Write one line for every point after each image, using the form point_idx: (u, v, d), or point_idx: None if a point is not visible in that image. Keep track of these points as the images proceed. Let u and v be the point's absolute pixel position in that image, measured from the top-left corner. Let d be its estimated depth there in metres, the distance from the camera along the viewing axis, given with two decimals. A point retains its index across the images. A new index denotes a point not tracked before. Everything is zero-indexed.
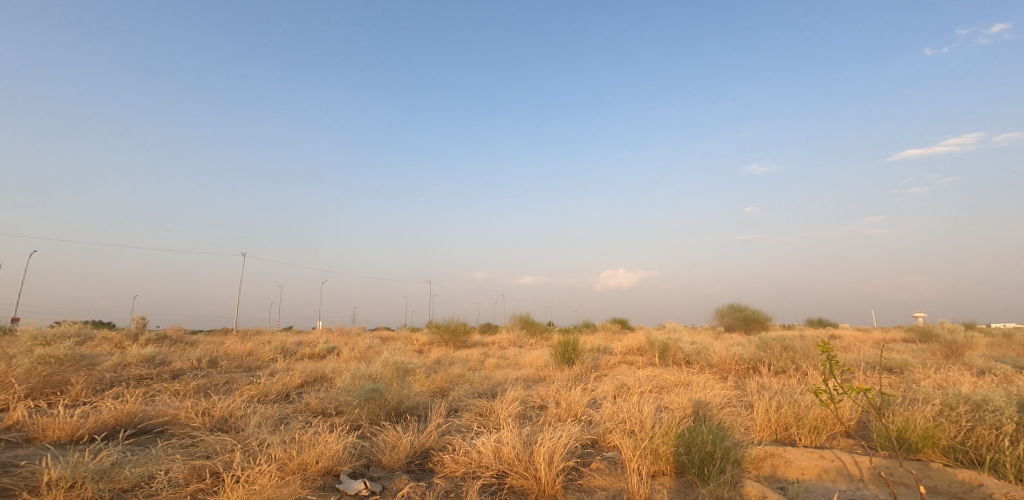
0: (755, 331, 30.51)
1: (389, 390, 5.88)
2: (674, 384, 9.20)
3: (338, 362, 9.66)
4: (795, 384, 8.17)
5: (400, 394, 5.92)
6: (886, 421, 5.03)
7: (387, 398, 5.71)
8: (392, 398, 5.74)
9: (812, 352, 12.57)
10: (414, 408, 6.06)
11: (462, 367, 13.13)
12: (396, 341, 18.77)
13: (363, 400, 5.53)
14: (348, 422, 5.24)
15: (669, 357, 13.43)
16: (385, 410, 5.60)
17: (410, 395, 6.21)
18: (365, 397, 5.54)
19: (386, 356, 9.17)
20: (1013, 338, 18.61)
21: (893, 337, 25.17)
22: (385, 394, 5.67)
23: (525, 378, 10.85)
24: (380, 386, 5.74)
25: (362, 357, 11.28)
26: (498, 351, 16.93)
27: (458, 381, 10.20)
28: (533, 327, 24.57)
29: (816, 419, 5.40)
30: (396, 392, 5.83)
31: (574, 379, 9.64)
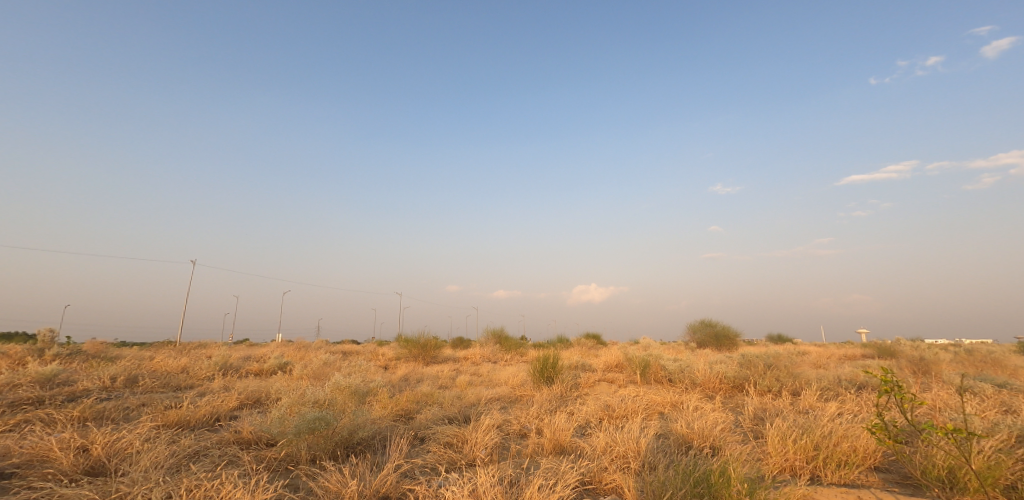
0: (727, 347, 30.31)
1: (338, 419, 4.89)
2: (660, 406, 8.48)
3: (287, 381, 8.57)
4: (792, 407, 7.56)
5: (353, 422, 4.95)
6: (935, 458, 4.39)
7: (336, 428, 4.74)
8: (341, 428, 4.78)
9: (795, 371, 12.14)
10: (371, 439, 5.11)
11: (431, 386, 12.15)
12: (361, 356, 17.57)
13: (304, 435, 4.52)
14: (277, 464, 4.31)
15: (650, 374, 12.72)
16: (331, 446, 4.62)
17: (365, 423, 5.23)
18: (305, 431, 4.52)
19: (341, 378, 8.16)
20: (976, 353, 18.89)
21: (860, 352, 25.37)
22: (332, 423, 4.69)
23: (499, 399, 9.94)
24: (326, 414, 4.73)
25: (317, 375, 10.16)
26: (469, 367, 15.94)
27: (425, 402, 9.23)
28: (505, 341, 23.65)
29: (843, 452, 4.71)
30: (347, 421, 4.86)
31: (552, 402, 8.81)
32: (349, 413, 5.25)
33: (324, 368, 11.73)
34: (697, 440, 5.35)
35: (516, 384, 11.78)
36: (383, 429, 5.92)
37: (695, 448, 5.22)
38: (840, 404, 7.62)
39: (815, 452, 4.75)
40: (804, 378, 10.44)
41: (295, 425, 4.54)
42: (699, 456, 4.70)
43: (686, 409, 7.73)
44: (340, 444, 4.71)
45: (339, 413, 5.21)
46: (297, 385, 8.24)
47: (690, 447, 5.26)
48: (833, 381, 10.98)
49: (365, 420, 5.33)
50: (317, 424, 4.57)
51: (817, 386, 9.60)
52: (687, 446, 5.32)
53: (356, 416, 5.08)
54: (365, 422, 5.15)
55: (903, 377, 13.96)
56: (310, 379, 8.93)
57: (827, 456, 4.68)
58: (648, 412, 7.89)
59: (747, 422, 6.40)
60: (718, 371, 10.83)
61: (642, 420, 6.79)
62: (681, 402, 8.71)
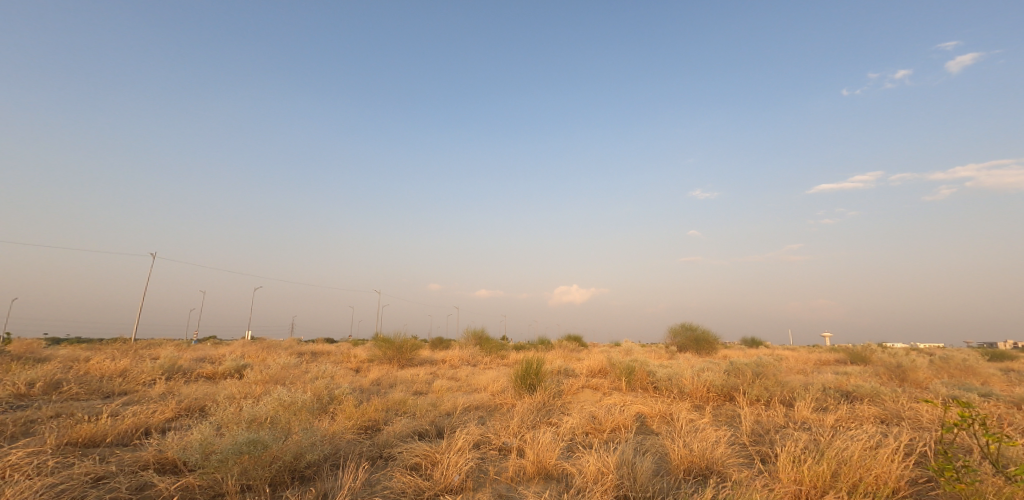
0: (707, 351, 30.07)
1: (277, 440, 4.19)
2: (648, 419, 7.89)
3: (240, 387, 7.76)
4: (789, 420, 7.04)
5: (299, 444, 4.23)
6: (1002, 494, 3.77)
7: (274, 451, 4.01)
8: (283, 452, 4.07)
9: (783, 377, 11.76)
10: (323, 462, 4.40)
11: (405, 391, 11.40)
12: (331, 357, 16.68)
13: (233, 461, 3.82)
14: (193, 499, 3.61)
15: (635, 381, 12.14)
16: (266, 472, 3.93)
17: (314, 440, 4.54)
18: (234, 458, 3.81)
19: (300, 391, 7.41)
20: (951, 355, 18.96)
21: (837, 356, 25.41)
22: (270, 446, 3.95)
23: (475, 408, 9.23)
24: (261, 435, 4.03)
25: (275, 380, 9.32)
26: (445, 370, 15.17)
27: (394, 411, 8.47)
28: (485, 343, 22.95)
29: (864, 482, 4.15)
30: (293, 444, 4.16)
31: (532, 413, 8.15)
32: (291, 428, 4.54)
33: (286, 371, 10.88)
34: (690, 464, 4.77)
35: (495, 391, 11.11)
36: (337, 449, 5.20)
37: (687, 480, 4.60)
38: (839, 416, 7.14)
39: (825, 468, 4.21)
40: (795, 387, 10.01)
41: (221, 447, 3.82)
42: (694, 494, 4.10)
43: (677, 423, 7.15)
44: (274, 478, 4.00)
45: (281, 428, 4.51)
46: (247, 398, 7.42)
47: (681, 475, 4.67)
48: (823, 389, 10.57)
49: (313, 436, 4.63)
50: (249, 448, 3.86)
51: (810, 394, 9.13)
52: (678, 471, 4.72)
53: (302, 433, 4.38)
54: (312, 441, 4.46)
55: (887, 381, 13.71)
56: (264, 387, 8.11)
57: (847, 484, 4.12)
58: (636, 427, 7.30)
59: (745, 438, 5.84)
60: (707, 377, 10.31)
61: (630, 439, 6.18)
62: (671, 414, 8.14)
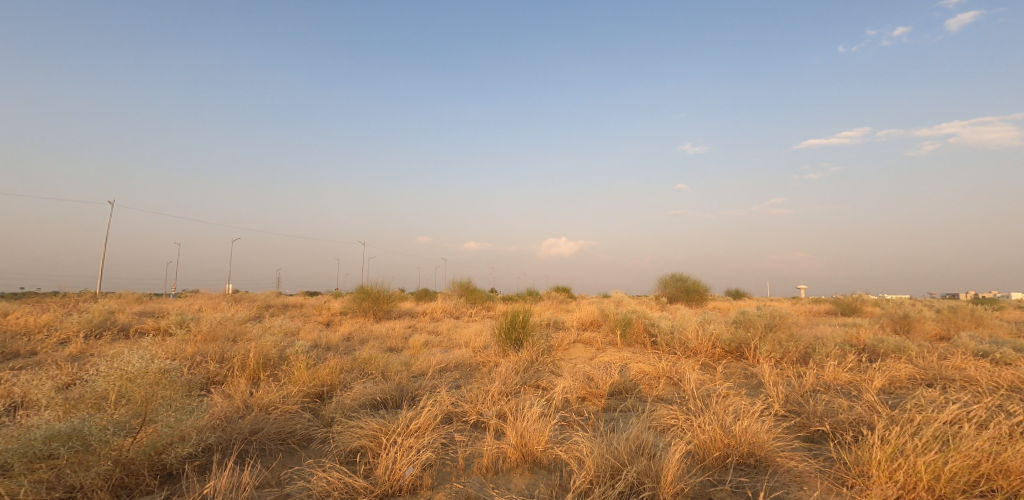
0: (696, 302, 29.45)
1: (123, 431, 3.20)
2: (651, 381, 6.78)
3: (168, 352, 6.50)
4: (820, 382, 5.93)
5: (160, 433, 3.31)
6: None
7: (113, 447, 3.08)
8: (131, 447, 3.17)
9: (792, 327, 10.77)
10: (203, 454, 3.54)
11: (376, 348, 10.26)
12: (303, 311, 15.45)
13: (35, 462, 2.81)
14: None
15: (631, 336, 11.07)
16: (107, 474, 3.02)
17: (186, 429, 3.43)
18: (24, 460, 2.77)
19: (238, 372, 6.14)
20: (952, 304, 18.22)
21: (828, 308, 24.83)
22: (103, 442, 3.00)
23: (452, 369, 8.08)
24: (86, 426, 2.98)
25: (221, 337, 8.05)
26: (424, 324, 14.01)
27: (357, 374, 7.27)
28: (471, 294, 21.85)
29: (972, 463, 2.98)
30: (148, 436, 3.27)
31: (517, 375, 6.99)
32: (159, 415, 3.38)
33: (240, 326, 9.64)
34: (712, 451, 3.62)
35: (476, 347, 9.96)
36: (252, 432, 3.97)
37: (712, 473, 3.45)
38: (877, 377, 6.05)
39: (903, 457, 3.05)
40: (811, 340, 8.98)
41: (6, 447, 2.80)
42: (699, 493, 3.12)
43: (689, 387, 6.01)
44: (125, 481, 3.10)
45: (140, 414, 3.38)
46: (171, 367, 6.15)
47: (704, 466, 3.51)
48: (838, 342, 9.57)
49: (191, 423, 3.51)
50: (46, 447, 2.82)
51: (830, 349, 8.09)
52: (699, 461, 3.57)
53: (166, 419, 3.38)
54: (174, 431, 3.36)
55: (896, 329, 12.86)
56: (197, 354, 6.82)
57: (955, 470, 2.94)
58: (639, 394, 6.17)
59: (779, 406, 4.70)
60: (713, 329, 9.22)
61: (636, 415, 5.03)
62: (677, 375, 7.03)
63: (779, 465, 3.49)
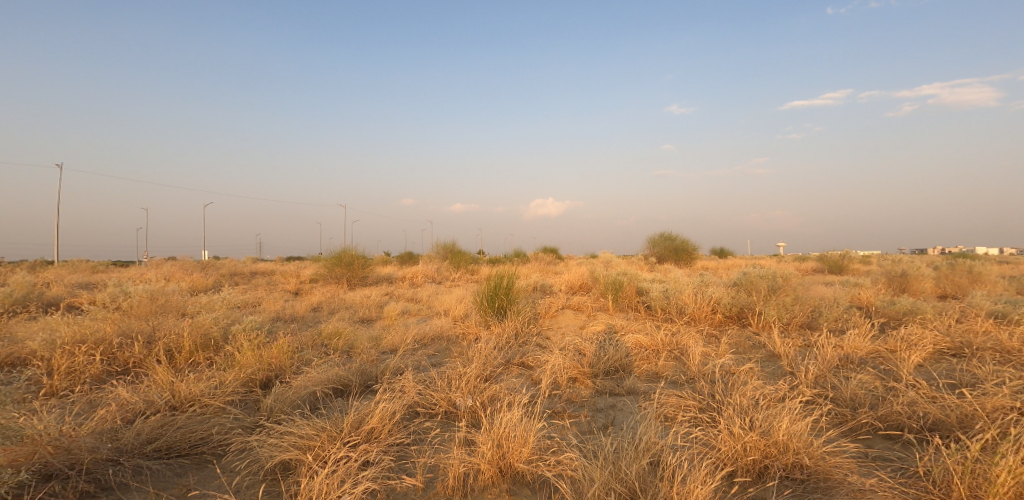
0: (685, 261, 28.92)
1: None
2: (649, 355, 5.98)
3: (85, 346, 5.58)
4: (844, 349, 5.16)
5: None
6: None
7: None
8: None
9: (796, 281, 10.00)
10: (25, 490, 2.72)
11: (346, 320, 9.36)
12: (273, 281, 14.42)
13: None
14: None
15: (623, 300, 10.25)
16: None
17: None
18: None
19: (164, 368, 5.23)
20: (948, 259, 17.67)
21: (818, 264, 24.38)
22: None
23: (426, 347, 7.24)
24: None
25: (160, 317, 7.10)
26: (401, 290, 13.06)
27: (314, 354, 6.38)
28: (455, 257, 20.89)
29: None
30: None
31: (497, 355, 6.11)
32: None
33: (190, 301, 8.68)
34: (742, 459, 2.78)
35: (456, 317, 9.10)
36: (145, 471, 3.05)
37: (746, 492, 2.62)
38: (908, 345, 5.26)
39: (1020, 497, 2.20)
40: (821, 295, 8.23)
41: None
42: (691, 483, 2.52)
43: (694, 367, 5.20)
44: None
45: None
46: (87, 364, 5.23)
47: (735, 483, 2.68)
48: (848, 297, 8.84)
49: None
50: None
51: (843, 308, 7.30)
52: (727, 476, 2.73)
53: None
54: None
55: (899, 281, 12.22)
56: (124, 344, 5.89)
57: None
58: (636, 374, 5.35)
59: (811, 385, 3.88)
60: (713, 290, 8.40)
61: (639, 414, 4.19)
62: (678, 348, 6.22)
63: (833, 477, 2.67)
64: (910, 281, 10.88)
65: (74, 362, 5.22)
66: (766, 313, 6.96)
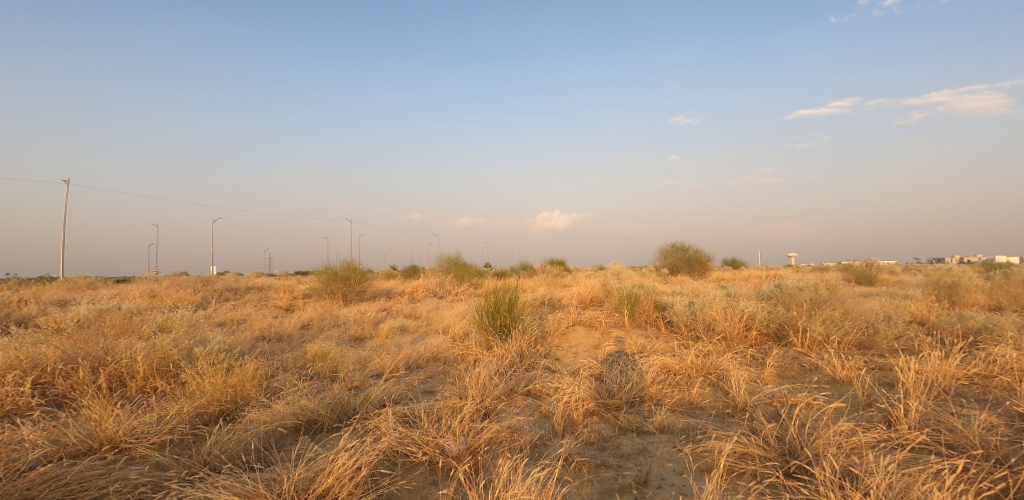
0: (699, 272, 27.83)
1: None
2: (679, 381, 5.06)
3: (20, 377, 4.81)
4: (929, 371, 4.17)
5: None
6: None
7: None
8: None
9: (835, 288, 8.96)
10: None
11: (335, 339, 8.53)
12: (267, 297, 13.67)
13: None
14: None
15: (640, 315, 9.32)
16: None
17: None
18: None
19: (104, 402, 4.43)
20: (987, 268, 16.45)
21: (840, 272, 23.23)
22: None
23: (419, 373, 6.38)
24: None
25: (122, 338, 6.33)
26: (399, 306, 12.20)
27: (288, 382, 5.54)
28: (460, 270, 20.06)
29: None
30: None
31: (500, 383, 5.22)
32: None
33: (163, 317, 7.92)
34: None
35: (456, 336, 8.22)
36: None
37: None
38: (1002, 371, 4.28)
39: None
40: (870, 307, 7.23)
41: None
42: None
43: (739, 399, 4.27)
44: None
45: None
46: (15, 398, 4.46)
47: None
48: (899, 307, 7.81)
49: None
50: None
51: (901, 323, 6.32)
52: None
53: None
54: None
55: (945, 289, 11.12)
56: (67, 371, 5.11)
57: None
58: (666, 405, 4.44)
59: (917, 426, 2.97)
60: (743, 302, 7.46)
61: (678, 469, 3.31)
62: (712, 372, 5.30)
63: None
64: (961, 291, 9.81)
65: (0, 394, 4.45)
66: (812, 330, 6.00)
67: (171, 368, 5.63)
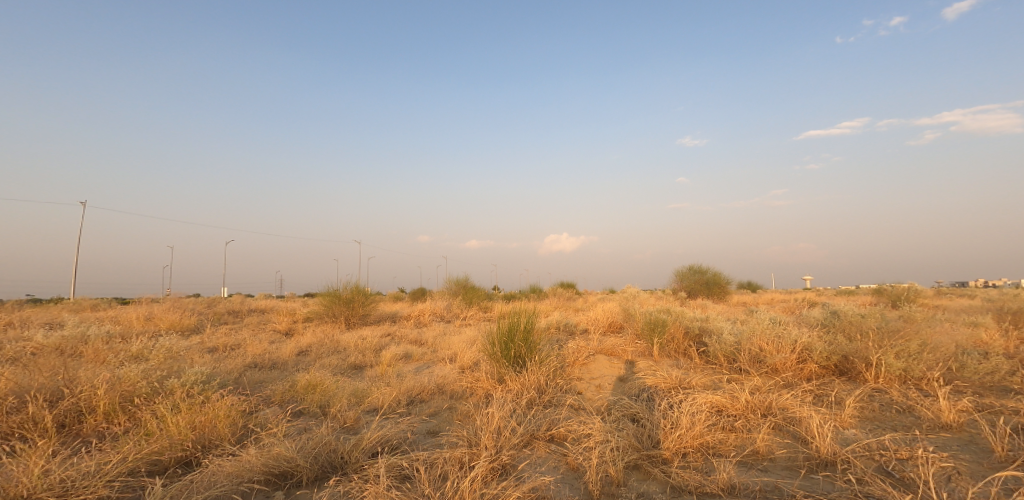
0: (718, 296, 26.66)
1: None
2: (736, 424, 4.18)
3: None
4: None
5: None
6: None
7: None
8: None
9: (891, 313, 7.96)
10: None
11: (332, 368, 7.73)
12: (266, 321, 12.95)
13: None
14: None
15: (668, 344, 8.41)
16: None
17: None
18: None
19: (43, 450, 3.68)
20: None
21: (870, 296, 21.96)
22: None
23: (423, 409, 5.54)
24: None
25: (88, 367, 5.59)
26: (404, 331, 11.39)
27: (269, 421, 4.74)
28: (470, 293, 19.25)
29: None
30: None
31: (519, 426, 4.38)
32: None
33: (144, 342, 7.18)
34: None
35: (465, 366, 7.37)
36: None
37: None
38: None
39: None
40: (943, 334, 6.25)
41: None
42: None
43: (824, 452, 3.40)
44: None
45: None
46: None
47: None
48: (971, 334, 6.82)
49: None
50: None
51: (988, 357, 5.37)
52: None
53: None
54: None
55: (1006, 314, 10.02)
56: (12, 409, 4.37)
57: None
58: (729, 457, 3.56)
59: None
60: (792, 329, 6.57)
61: None
62: (774, 413, 4.41)
63: None
64: None
65: None
66: (887, 364, 5.12)
67: (137, 404, 4.87)
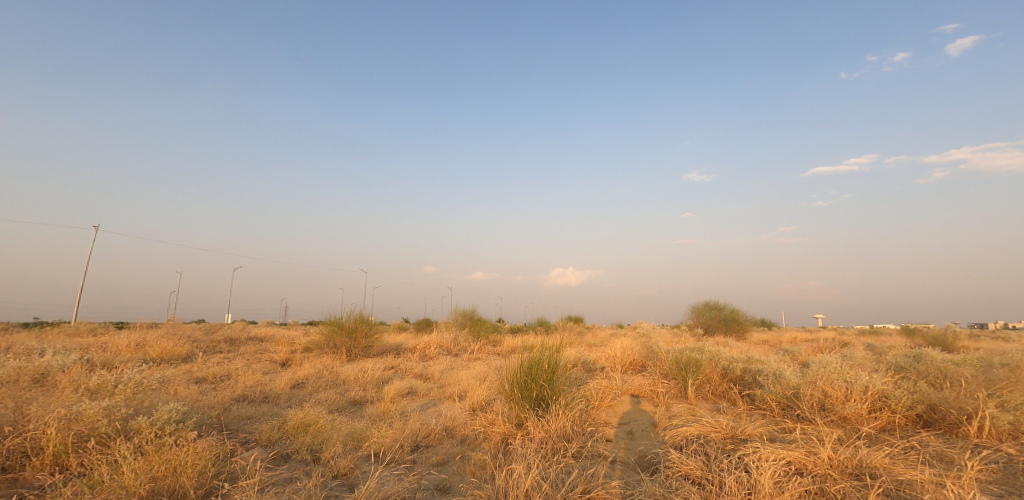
0: (737, 333, 25.50)
1: None
2: (828, 489, 3.32)
3: None
4: None
5: None
6: None
7: None
8: None
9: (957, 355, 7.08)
10: None
11: (328, 404, 6.90)
12: (263, 350, 12.15)
13: None
14: None
15: (704, 386, 7.52)
16: None
17: None
18: None
19: None
20: None
21: (900, 337, 20.78)
22: None
23: (432, 457, 4.71)
24: None
25: (48, 400, 4.83)
26: (409, 364, 10.54)
27: (250, 468, 3.95)
28: (478, 326, 18.39)
29: None
30: None
31: (553, 485, 3.55)
32: None
33: (121, 371, 6.40)
34: None
35: (477, 407, 6.52)
36: None
37: None
38: None
39: None
40: None
41: None
42: None
43: None
44: None
45: None
46: None
47: None
48: None
49: None
50: None
51: None
52: None
53: None
54: None
55: None
56: None
57: None
58: None
59: None
60: (855, 371, 5.75)
61: None
62: (870, 474, 3.55)
63: None
64: None
65: None
66: (992, 416, 4.35)
67: (95, 446, 4.09)
